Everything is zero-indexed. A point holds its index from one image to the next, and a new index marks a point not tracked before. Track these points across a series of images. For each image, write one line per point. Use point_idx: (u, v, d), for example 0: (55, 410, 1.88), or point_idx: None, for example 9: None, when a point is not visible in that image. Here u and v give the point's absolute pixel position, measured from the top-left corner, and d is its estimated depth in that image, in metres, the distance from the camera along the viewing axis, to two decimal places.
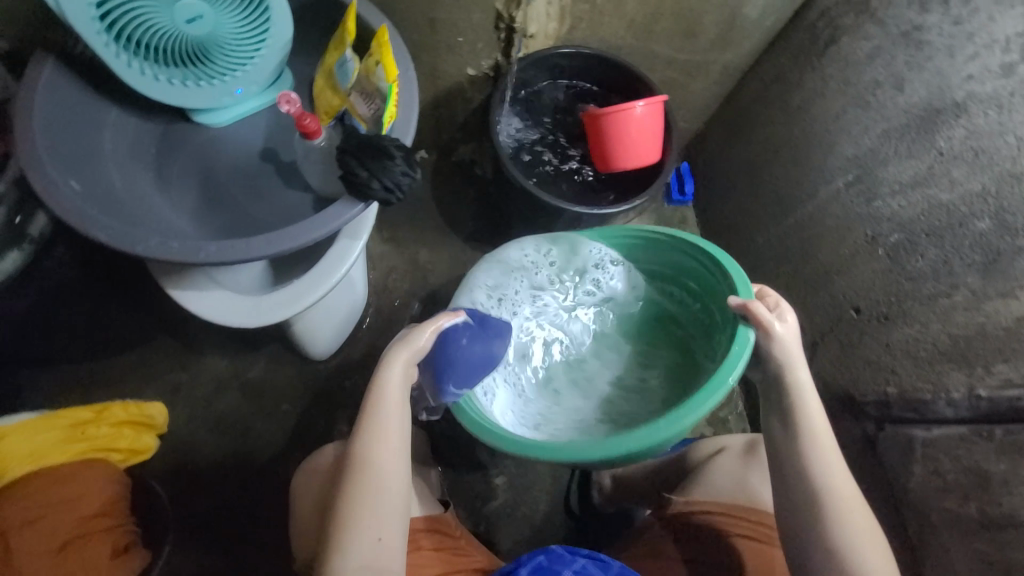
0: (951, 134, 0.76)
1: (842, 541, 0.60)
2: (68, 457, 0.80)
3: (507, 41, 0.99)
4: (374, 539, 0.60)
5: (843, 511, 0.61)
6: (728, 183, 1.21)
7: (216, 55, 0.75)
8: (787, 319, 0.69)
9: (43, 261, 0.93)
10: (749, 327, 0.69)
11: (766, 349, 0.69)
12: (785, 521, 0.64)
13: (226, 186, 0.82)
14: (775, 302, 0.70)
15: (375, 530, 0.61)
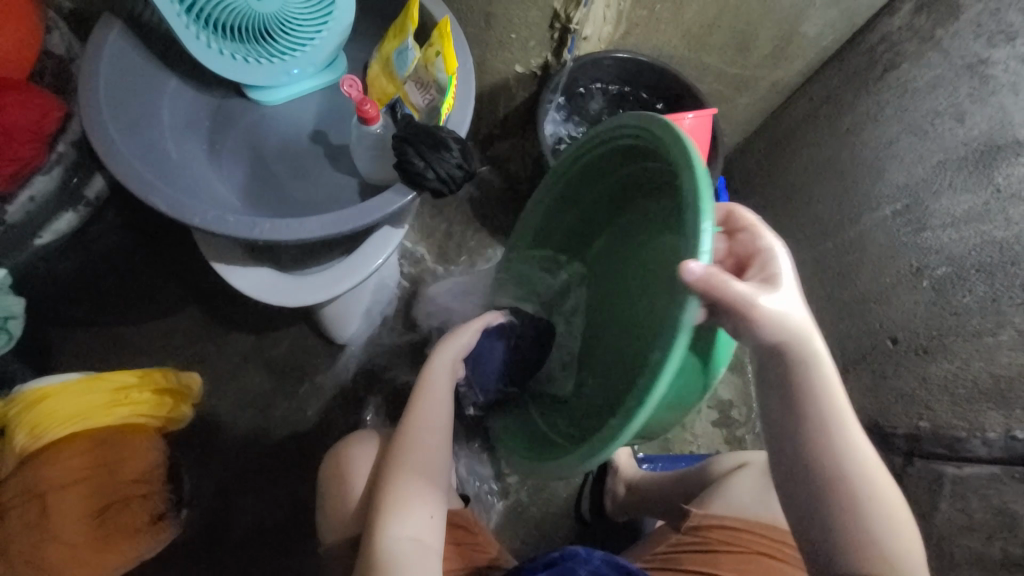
0: (1010, 171, 0.74)
1: (883, 524, 0.55)
2: (109, 421, 0.82)
3: (560, 41, 0.98)
4: (427, 516, 0.66)
5: (873, 489, 0.55)
6: (767, 202, 1.20)
7: (279, 34, 0.75)
8: (772, 287, 0.54)
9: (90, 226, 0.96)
10: (695, 298, 0.48)
11: (746, 326, 0.53)
12: (812, 538, 0.56)
13: (272, 162, 0.82)
14: (757, 254, 0.57)
15: (426, 509, 0.66)
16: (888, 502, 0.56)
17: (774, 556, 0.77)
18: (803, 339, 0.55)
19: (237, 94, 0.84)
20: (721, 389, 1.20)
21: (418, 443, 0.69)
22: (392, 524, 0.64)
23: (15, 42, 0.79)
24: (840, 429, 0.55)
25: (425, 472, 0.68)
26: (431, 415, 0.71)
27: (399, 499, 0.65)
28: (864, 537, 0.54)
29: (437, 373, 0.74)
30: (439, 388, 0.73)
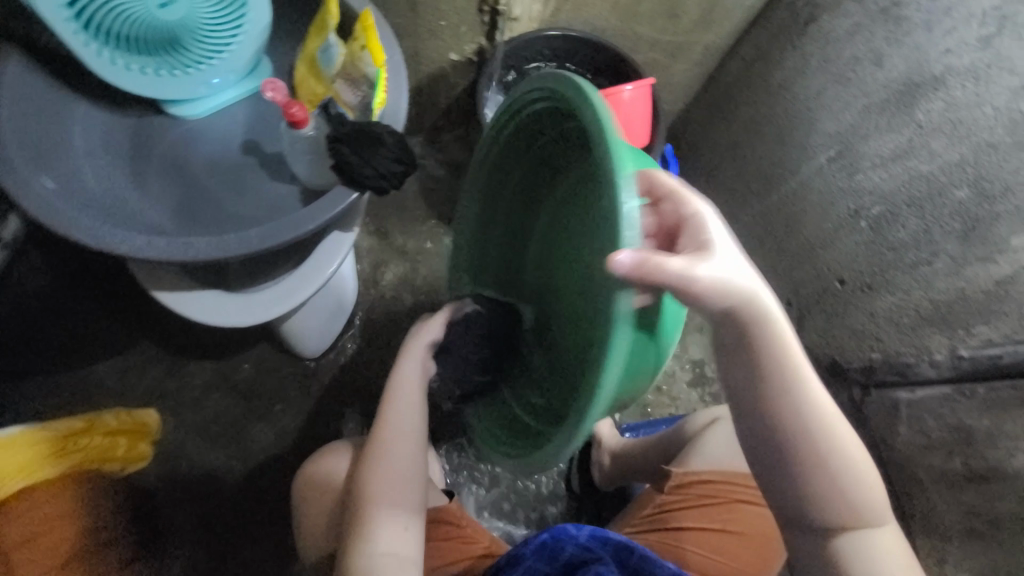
0: (929, 107, 0.78)
1: (846, 475, 0.60)
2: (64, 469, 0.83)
3: (490, 24, 0.98)
4: (402, 529, 0.65)
5: (836, 446, 0.59)
6: (714, 163, 1.23)
7: (190, 42, 0.71)
8: (714, 260, 0.53)
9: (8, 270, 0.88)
10: (630, 289, 0.45)
11: (695, 301, 0.53)
12: (790, 507, 0.62)
13: (205, 179, 0.78)
14: (696, 219, 0.55)
15: (399, 522, 0.65)
16: (845, 449, 0.59)
17: (750, 501, 0.80)
18: (751, 301, 0.55)
19: (156, 110, 0.79)
20: (693, 350, 1.24)
21: (390, 453, 0.68)
22: (371, 536, 0.64)
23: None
24: (801, 380, 0.58)
25: (401, 483, 0.67)
26: (405, 420, 0.70)
27: (375, 510, 0.65)
28: (833, 493, 0.60)
29: (406, 378, 0.72)
30: (411, 394, 0.71)
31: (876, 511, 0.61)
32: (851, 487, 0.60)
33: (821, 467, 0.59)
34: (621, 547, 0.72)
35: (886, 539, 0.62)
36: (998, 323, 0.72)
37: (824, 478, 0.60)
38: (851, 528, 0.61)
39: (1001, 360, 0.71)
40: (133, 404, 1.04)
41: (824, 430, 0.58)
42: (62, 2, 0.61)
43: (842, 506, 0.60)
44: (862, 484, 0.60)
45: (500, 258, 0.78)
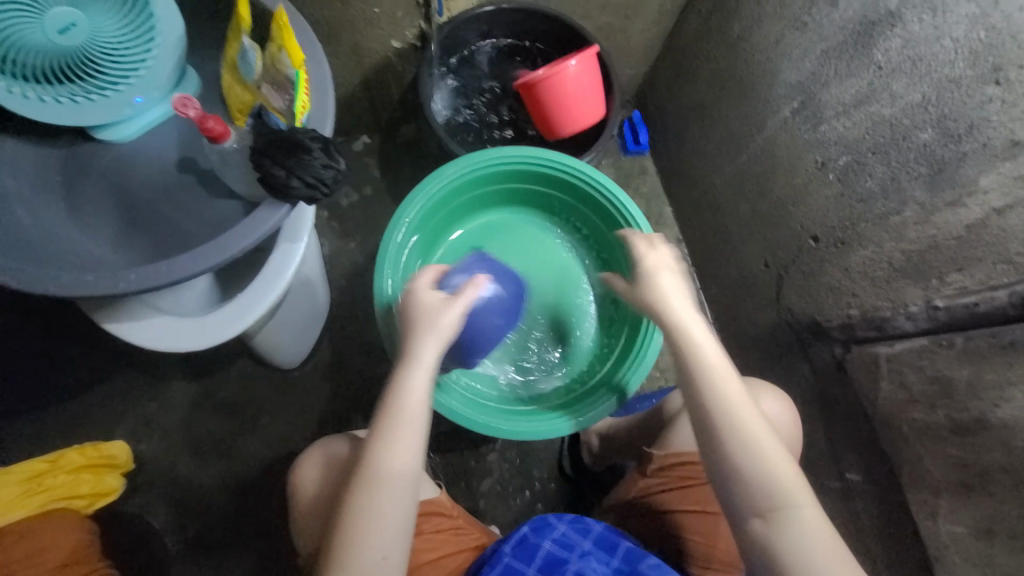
0: (888, 46, 0.73)
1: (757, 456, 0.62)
2: (27, 511, 0.81)
3: (426, 5, 0.92)
4: (379, 558, 0.58)
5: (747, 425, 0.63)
6: (683, 126, 1.20)
7: (102, 63, 0.68)
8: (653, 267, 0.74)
9: None
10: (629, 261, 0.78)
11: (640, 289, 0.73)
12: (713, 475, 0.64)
13: (142, 203, 0.76)
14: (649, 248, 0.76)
15: (378, 551, 0.58)
16: (741, 418, 0.63)
17: None
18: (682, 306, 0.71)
19: (85, 136, 0.76)
20: None
21: (387, 456, 0.61)
22: (349, 542, 0.58)
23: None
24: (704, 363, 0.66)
25: (392, 488, 0.60)
26: (407, 420, 0.63)
27: (354, 529, 0.58)
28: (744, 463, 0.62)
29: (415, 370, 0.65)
30: (417, 393, 0.64)
31: (791, 493, 0.60)
32: (755, 465, 0.61)
33: (722, 442, 0.63)
34: (602, 539, 0.74)
35: (809, 525, 0.59)
36: (972, 269, 0.69)
37: (727, 448, 0.63)
38: (769, 514, 0.60)
39: (977, 308, 0.69)
40: (121, 431, 1.05)
41: (723, 401, 0.64)
42: None
43: (752, 485, 0.61)
44: (771, 463, 0.62)
45: (430, 238, 0.91)
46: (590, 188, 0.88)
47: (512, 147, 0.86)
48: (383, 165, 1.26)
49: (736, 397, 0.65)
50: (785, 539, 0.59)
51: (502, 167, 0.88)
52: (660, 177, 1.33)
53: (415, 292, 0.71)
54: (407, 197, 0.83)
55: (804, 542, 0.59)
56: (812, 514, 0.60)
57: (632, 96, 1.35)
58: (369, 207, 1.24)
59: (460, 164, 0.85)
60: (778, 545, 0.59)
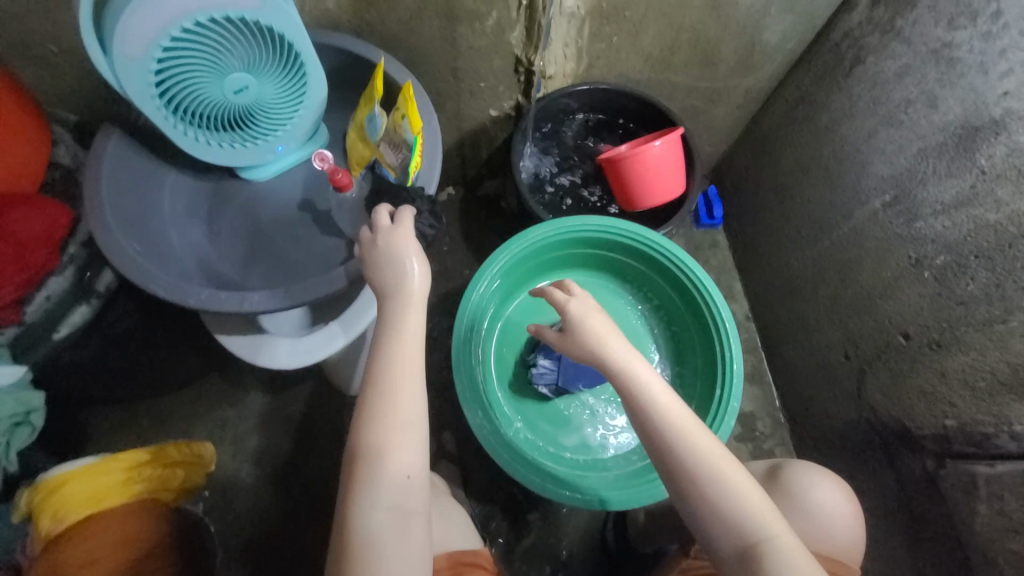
0: (991, 151, 0.71)
1: (729, 500, 0.56)
2: (126, 497, 0.90)
3: (526, 82, 1.04)
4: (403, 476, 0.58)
5: (720, 473, 0.57)
6: (761, 206, 1.21)
7: (261, 118, 0.81)
8: (576, 306, 0.65)
9: (108, 314, 0.94)
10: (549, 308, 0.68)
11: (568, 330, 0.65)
12: (696, 526, 0.58)
13: (265, 234, 0.88)
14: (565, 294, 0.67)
15: (400, 470, 0.58)
16: (700, 452, 0.57)
17: None
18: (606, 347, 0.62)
19: (230, 174, 0.90)
20: (743, 402, 1.19)
21: (381, 433, 0.58)
22: (363, 531, 0.56)
23: (22, 157, 0.84)
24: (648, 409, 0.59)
25: (397, 467, 0.58)
26: (404, 355, 0.62)
27: (370, 459, 0.58)
28: (722, 512, 0.56)
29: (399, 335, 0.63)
30: (409, 324, 0.64)
31: (766, 525, 0.55)
32: (730, 504, 0.56)
33: (685, 487, 0.57)
34: None
35: (798, 565, 0.54)
36: None
37: (694, 489, 0.57)
38: (753, 557, 0.54)
39: None
40: (202, 432, 1.14)
41: (672, 438, 0.57)
42: (154, 94, 0.71)
43: (730, 524, 0.56)
44: (743, 497, 0.56)
45: (509, 290, 0.97)
46: (670, 262, 0.91)
47: (595, 217, 0.92)
48: (466, 216, 1.37)
49: (688, 427, 0.58)
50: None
51: (581, 233, 0.94)
52: (734, 251, 1.33)
53: (381, 240, 0.68)
54: (494, 252, 0.90)
55: None
56: (794, 547, 0.55)
57: (709, 170, 1.39)
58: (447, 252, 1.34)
59: (543, 229, 0.91)
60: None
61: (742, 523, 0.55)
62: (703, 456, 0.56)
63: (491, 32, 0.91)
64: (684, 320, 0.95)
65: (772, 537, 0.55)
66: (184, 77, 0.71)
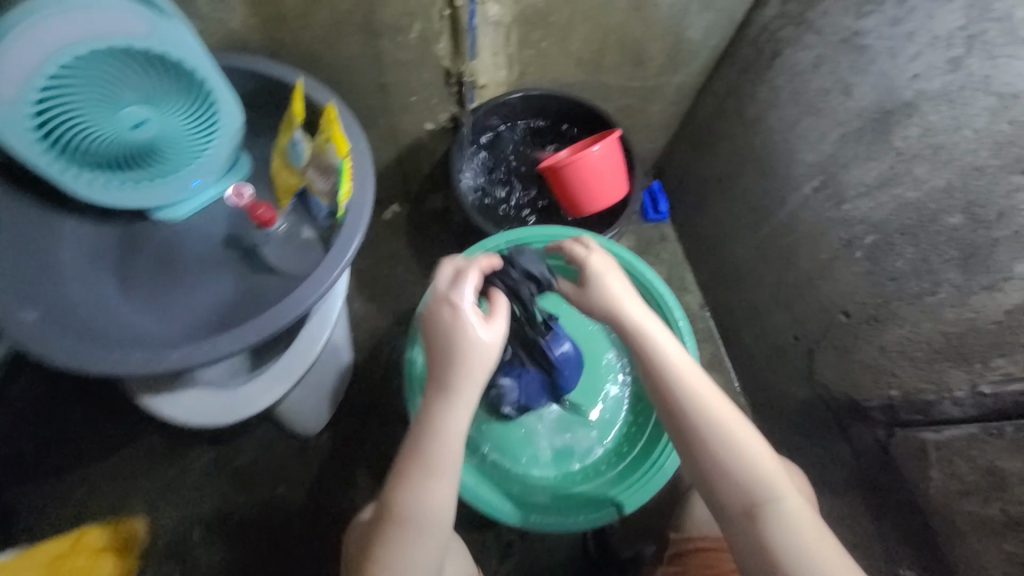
0: (906, 133, 0.75)
1: (738, 460, 0.58)
2: None
3: (459, 93, 1.01)
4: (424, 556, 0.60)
5: (731, 432, 0.59)
6: (703, 197, 1.23)
7: (169, 152, 0.74)
8: (597, 261, 0.69)
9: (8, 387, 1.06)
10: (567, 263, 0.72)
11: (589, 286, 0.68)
12: (702, 477, 0.60)
13: (187, 278, 0.80)
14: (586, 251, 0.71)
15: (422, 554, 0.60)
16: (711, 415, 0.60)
17: None
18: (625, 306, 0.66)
19: (141, 214, 0.82)
20: None
21: (417, 520, 0.59)
22: None
23: None
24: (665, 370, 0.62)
25: (434, 517, 0.60)
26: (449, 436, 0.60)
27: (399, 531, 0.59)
28: (730, 468, 0.58)
29: (452, 405, 0.60)
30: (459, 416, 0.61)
31: (772, 492, 0.57)
32: (739, 468, 0.58)
33: (697, 446, 0.60)
34: None
35: (800, 531, 0.56)
36: (1016, 354, 0.66)
37: (702, 452, 0.60)
38: (756, 519, 0.57)
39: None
40: (143, 498, 1.04)
41: (687, 402, 0.61)
42: (35, 138, 0.63)
43: (735, 488, 0.58)
44: (751, 463, 0.58)
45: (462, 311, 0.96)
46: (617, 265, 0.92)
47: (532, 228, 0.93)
48: (412, 232, 1.32)
49: (702, 393, 0.61)
50: (774, 546, 0.55)
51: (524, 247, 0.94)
52: (682, 244, 1.35)
53: (443, 302, 0.63)
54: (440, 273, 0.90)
55: (798, 543, 0.55)
56: (805, 516, 0.57)
57: (650, 167, 1.41)
58: (395, 273, 1.29)
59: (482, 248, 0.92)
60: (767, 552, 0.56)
61: (749, 479, 0.58)
62: (715, 422, 0.59)
63: (415, 43, 0.88)
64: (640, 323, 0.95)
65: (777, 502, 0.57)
66: (69, 118, 0.63)
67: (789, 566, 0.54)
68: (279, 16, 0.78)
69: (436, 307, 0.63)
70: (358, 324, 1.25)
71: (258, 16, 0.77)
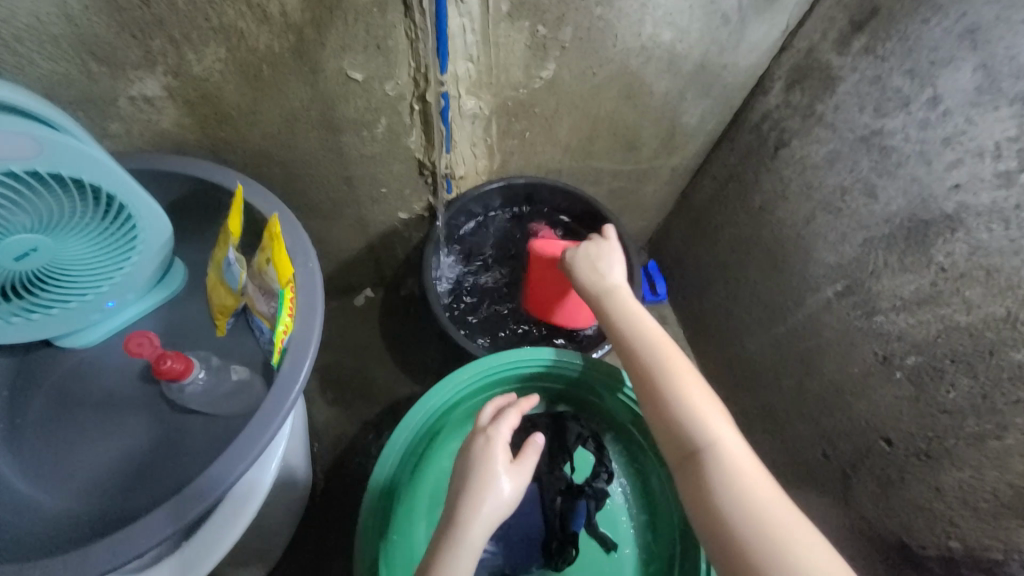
0: (950, 249, 0.65)
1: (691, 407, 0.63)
2: None
3: (434, 184, 0.90)
4: None
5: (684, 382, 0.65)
6: (706, 283, 1.13)
7: (73, 275, 0.61)
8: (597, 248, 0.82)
9: None
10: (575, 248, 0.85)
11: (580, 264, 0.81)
12: (659, 419, 0.64)
13: (90, 421, 0.66)
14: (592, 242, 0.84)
15: None
16: (661, 364, 0.66)
17: None
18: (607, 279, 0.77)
19: (43, 342, 0.68)
20: None
21: None
22: None
23: None
24: (636, 326, 0.71)
25: None
26: (478, 512, 0.57)
27: None
28: (687, 409, 0.63)
29: (459, 551, 0.56)
30: (491, 502, 0.58)
31: (710, 438, 0.60)
32: (690, 419, 0.62)
33: (660, 392, 0.65)
34: None
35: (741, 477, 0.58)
36: None
37: (655, 404, 0.65)
38: (696, 462, 0.60)
39: None
40: None
41: (647, 349, 0.68)
42: None
43: (678, 436, 0.62)
44: (695, 415, 0.62)
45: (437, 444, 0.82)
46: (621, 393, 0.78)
47: (499, 355, 0.79)
48: (385, 321, 1.18)
49: (662, 351, 0.68)
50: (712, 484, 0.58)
51: (511, 372, 0.81)
52: (686, 330, 1.23)
53: (477, 434, 0.65)
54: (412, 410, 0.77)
55: (735, 481, 0.57)
56: (747, 463, 0.59)
57: (646, 245, 1.31)
58: (366, 370, 1.14)
59: (442, 389, 0.78)
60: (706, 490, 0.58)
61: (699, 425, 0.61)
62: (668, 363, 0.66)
63: (382, 139, 0.78)
64: (644, 455, 0.80)
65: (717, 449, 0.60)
66: None
67: (723, 484, 0.57)
68: (221, 116, 0.67)
69: (471, 439, 0.65)
70: (321, 431, 1.09)
71: (194, 116, 0.66)
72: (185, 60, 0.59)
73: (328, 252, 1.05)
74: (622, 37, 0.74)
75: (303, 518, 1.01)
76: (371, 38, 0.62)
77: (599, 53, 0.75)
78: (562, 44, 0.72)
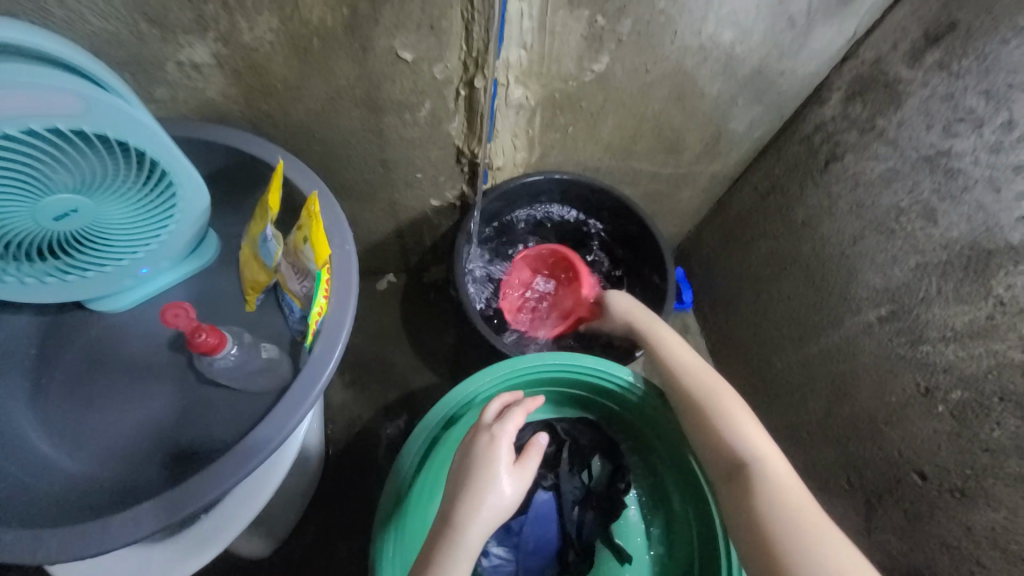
0: (1011, 281, 0.62)
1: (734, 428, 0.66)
2: None
3: (470, 173, 0.88)
4: None
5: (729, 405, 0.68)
6: (735, 296, 1.10)
7: (112, 238, 0.60)
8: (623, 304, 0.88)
9: None
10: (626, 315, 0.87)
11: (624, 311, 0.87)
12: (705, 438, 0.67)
13: (114, 387, 0.65)
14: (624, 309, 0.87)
15: None
16: (708, 388, 0.70)
17: None
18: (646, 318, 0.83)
19: (76, 303, 0.68)
20: None
21: None
22: None
23: None
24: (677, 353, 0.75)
25: None
26: (481, 506, 0.57)
27: None
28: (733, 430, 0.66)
29: (456, 546, 0.55)
30: (496, 499, 0.58)
31: (758, 455, 0.63)
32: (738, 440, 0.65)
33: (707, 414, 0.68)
34: None
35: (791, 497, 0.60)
36: None
37: (704, 424, 0.68)
38: (742, 479, 0.63)
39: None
40: None
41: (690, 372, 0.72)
42: None
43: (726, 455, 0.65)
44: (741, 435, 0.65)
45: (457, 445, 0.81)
46: (643, 406, 0.77)
47: (530, 356, 0.78)
48: (406, 307, 1.17)
49: (705, 375, 0.71)
50: (763, 501, 0.60)
51: (538, 375, 0.79)
52: (709, 340, 1.20)
53: (482, 431, 0.64)
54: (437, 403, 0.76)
55: (786, 498, 0.60)
56: (792, 482, 0.62)
57: (676, 252, 1.28)
58: (383, 354, 1.14)
59: (468, 386, 0.76)
60: (752, 506, 0.61)
61: (744, 446, 0.64)
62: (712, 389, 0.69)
63: (424, 122, 0.76)
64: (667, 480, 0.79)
65: (762, 466, 0.63)
66: None
67: (773, 501, 0.60)
68: (266, 88, 0.66)
69: (475, 435, 0.64)
70: (335, 412, 1.09)
71: (239, 86, 0.65)
72: (236, 28, 0.58)
73: (355, 233, 1.04)
74: (681, 34, 0.71)
75: (311, 498, 1.01)
76: (425, 18, 0.60)
77: (656, 49, 0.72)
78: (619, 37, 0.69)
